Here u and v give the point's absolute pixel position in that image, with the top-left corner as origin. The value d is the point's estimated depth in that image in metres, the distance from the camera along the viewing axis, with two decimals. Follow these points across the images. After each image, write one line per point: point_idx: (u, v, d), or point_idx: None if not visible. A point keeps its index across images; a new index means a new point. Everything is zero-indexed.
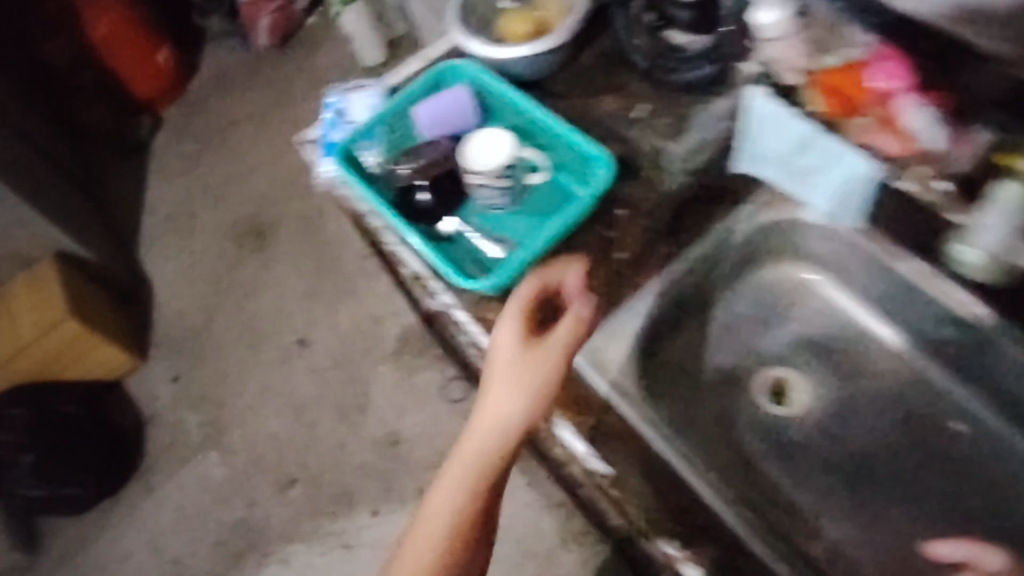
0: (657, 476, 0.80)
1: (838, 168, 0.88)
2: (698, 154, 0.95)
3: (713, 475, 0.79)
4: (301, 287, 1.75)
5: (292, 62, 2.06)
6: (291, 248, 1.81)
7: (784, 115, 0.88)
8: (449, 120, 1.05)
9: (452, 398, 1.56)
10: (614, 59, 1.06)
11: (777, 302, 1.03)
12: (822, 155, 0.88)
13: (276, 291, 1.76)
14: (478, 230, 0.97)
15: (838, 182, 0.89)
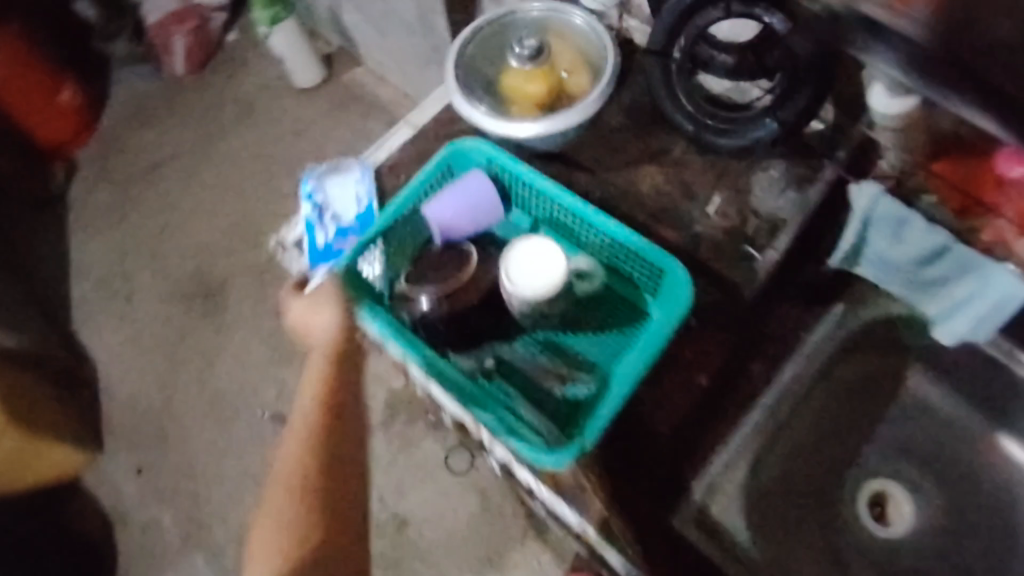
0: None
1: (987, 286, 0.73)
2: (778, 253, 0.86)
3: None
4: (265, 352, 1.56)
5: (216, 86, 1.81)
6: (246, 306, 1.61)
7: (908, 219, 0.75)
8: (463, 216, 0.89)
9: (456, 468, 1.42)
10: (652, 127, 0.94)
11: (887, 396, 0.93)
12: (956, 268, 0.75)
13: (237, 359, 1.57)
14: (529, 359, 0.85)
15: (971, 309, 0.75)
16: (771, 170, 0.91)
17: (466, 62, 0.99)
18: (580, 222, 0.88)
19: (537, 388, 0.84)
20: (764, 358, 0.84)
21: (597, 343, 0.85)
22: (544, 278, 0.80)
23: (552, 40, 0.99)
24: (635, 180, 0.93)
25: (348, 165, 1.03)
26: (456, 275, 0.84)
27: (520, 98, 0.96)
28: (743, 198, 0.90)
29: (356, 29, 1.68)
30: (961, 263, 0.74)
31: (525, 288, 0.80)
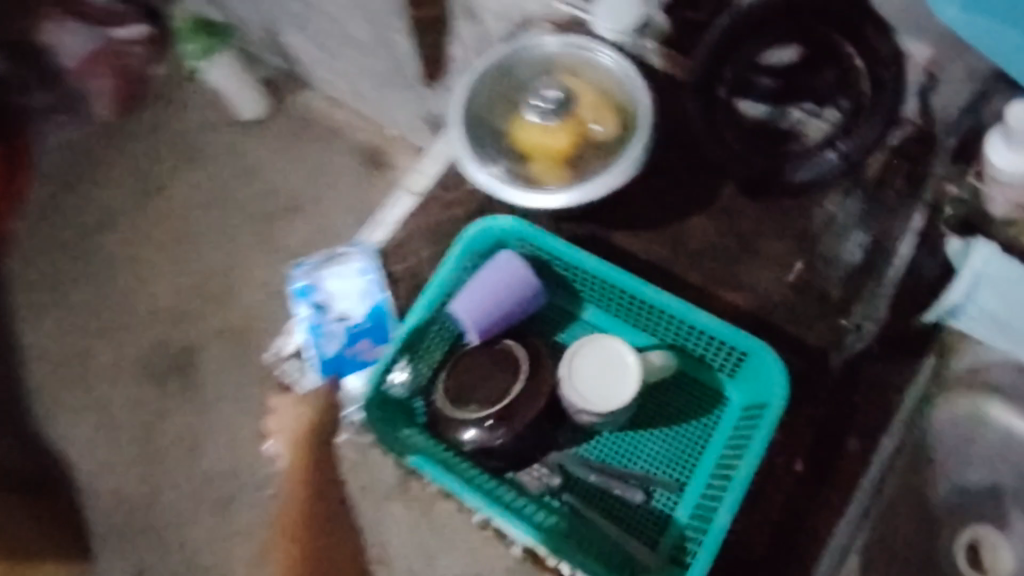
0: None
1: None
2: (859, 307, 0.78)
3: None
4: (255, 427, 1.40)
5: (147, 128, 1.60)
6: (226, 376, 1.43)
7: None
8: (501, 309, 0.77)
9: None
10: (689, 171, 0.84)
11: None
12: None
13: (224, 438, 1.40)
14: (601, 470, 0.74)
15: None
16: (838, 211, 0.80)
17: (473, 117, 0.86)
18: (641, 303, 0.77)
19: (617, 501, 0.75)
20: (859, 432, 0.76)
21: (677, 439, 0.76)
22: (617, 387, 0.70)
23: (566, 81, 0.86)
24: (683, 234, 0.83)
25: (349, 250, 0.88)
26: (509, 385, 0.73)
27: (537, 153, 0.84)
28: (811, 245, 0.81)
29: (300, 51, 1.51)
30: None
31: (597, 398, 0.70)
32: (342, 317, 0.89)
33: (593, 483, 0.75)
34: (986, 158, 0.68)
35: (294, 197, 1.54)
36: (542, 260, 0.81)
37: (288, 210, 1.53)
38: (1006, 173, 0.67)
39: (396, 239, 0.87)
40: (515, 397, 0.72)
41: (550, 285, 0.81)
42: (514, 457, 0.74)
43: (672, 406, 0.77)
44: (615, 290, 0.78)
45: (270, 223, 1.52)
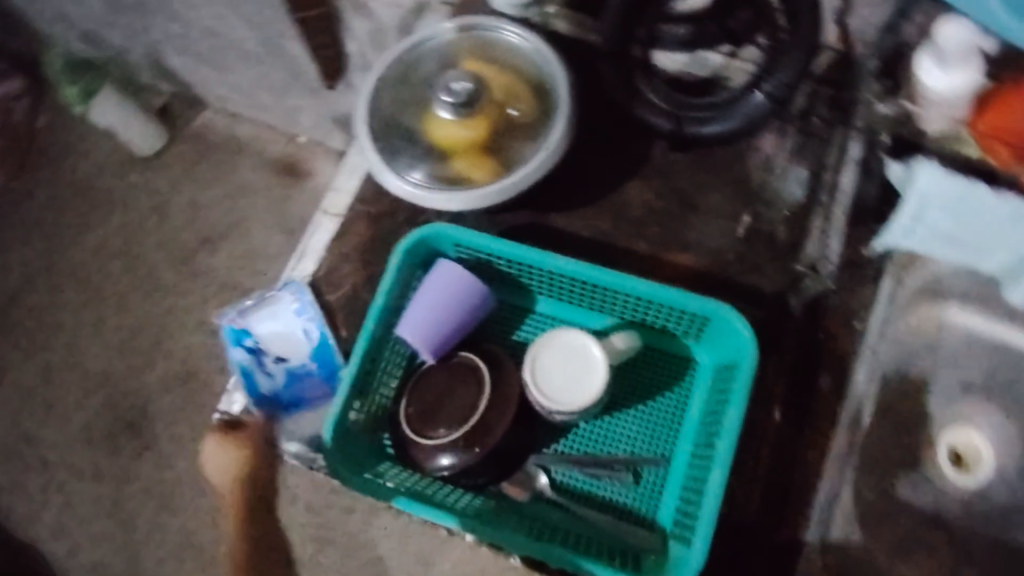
0: None
1: None
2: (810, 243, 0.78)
3: None
4: None
5: (42, 184, 1.50)
6: (180, 426, 1.37)
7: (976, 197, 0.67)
8: (450, 320, 0.74)
9: None
10: (614, 138, 0.82)
11: (920, 343, 0.86)
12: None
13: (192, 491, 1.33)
14: (583, 464, 0.73)
15: None
16: (768, 148, 0.81)
17: (383, 121, 0.81)
18: (594, 286, 0.74)
19: (606, 489, 0.73)
20: (832, 370, 0.75)
21: (654, 416, 0.74)
22: (582, 383, 0.67)
23: (474, 69, 0.81)
24: (621, 204, 0.81)
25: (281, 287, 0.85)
26: (473, 400, 0.70)
27: (456, 149, 0.80)
28: (748, 189, 0.80)
29: (190, 71, 1.42)
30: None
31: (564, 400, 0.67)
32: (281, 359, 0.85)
33: (580, 476, 0.73)
34: (919, 77, 0.70)
35: (213, 226, 1.46)
36: (485, 261, 0.77)
37: (210, 240, 1.45)
38: (939, 93, 0.69)
39: (325, 266, 0.83)
40: (482, 413, 0.69)
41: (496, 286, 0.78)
42: (494, 472, 0.71)
43: (643, 384, 0.75)
44: (564, 278, 0.75)
45: (193, 258, 1.44)
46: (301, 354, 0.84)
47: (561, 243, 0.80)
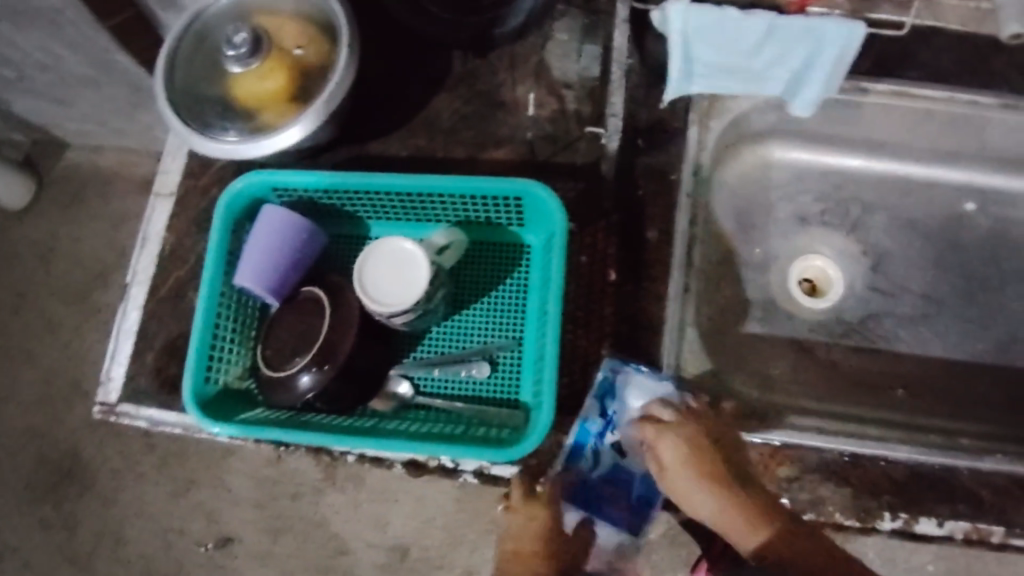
0: (844, 474, 0.72)
1: (820, 38, 0.69)
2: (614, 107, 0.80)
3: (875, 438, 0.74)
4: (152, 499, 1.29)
5: None
6: (97, 464, 1.32)
7: (723, 18, 0.69)
8: (282, 260, 0.76)
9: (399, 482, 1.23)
10: (412, 56, 0.84)
11: (759, 187, 0.89)
12: (791, 40, 0.70)
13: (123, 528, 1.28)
14: (438, 361, 0.76)
15: (832, 65, 0.70)
16: (557, 34, 0.84)
17: (188, 94, 0.82)
18: (413, 195, 0.77)
19: (467, 383, 0.76)
20: (657, 221, 0.78)
21: (498, 304, 0.78)
22: (401, 288, 0.70)
23: (261, 23, 0.83)
24: (432, 118, 0.83)
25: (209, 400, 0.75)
26: (318, 326, 0.74)
27: (258, 100, 0.82)
28: (546, 76, 0.83)
29: (34, 113, 1.38)
30: (797, 31, 0.69)
31: (391, 297, 0.70)
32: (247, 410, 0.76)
33: (439, 377, 0.77)
34: None
35: (95, 258, 1.44)
36: (308, 198, 0.80)
37: (102, 276, 1.43)
38: None
39: (168, 245, 0.85)
40: (325, 335, 0.72)
41: (328, 220, 0.81)
42: (356, 390, 0.74)
43: (480, 278, 0.78)
44: (383, 199, 0.78)
45: (88, 297, 1.42)
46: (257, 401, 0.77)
47: (382, 164, 0.83)
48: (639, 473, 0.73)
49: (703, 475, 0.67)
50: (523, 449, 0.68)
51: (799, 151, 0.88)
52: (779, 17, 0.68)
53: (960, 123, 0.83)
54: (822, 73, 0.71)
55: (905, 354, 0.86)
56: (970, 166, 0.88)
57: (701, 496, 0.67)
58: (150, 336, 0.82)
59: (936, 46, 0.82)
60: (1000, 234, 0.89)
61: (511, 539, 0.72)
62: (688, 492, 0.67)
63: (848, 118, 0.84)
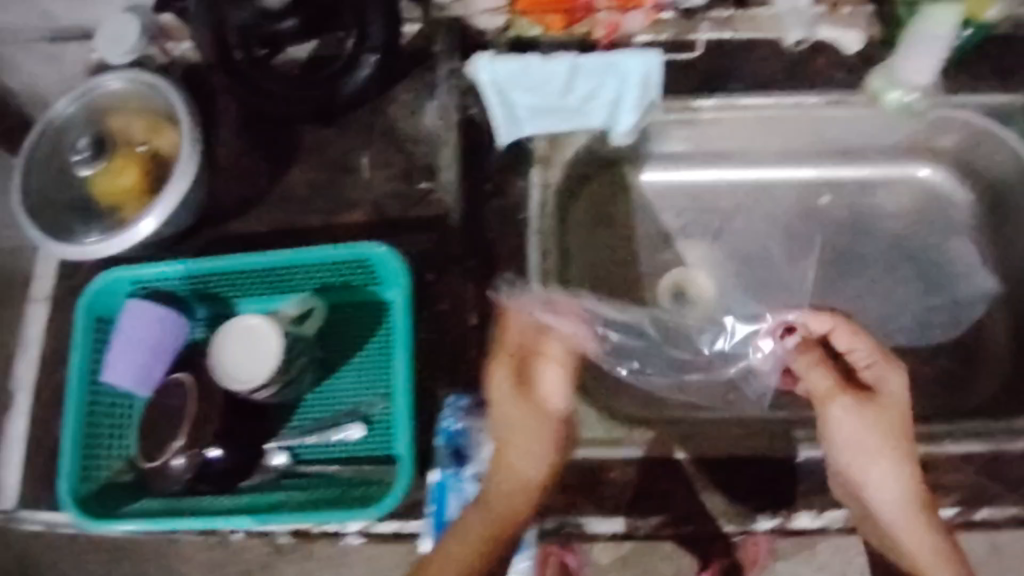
0: (719, 483, 0.72)
1: (623, 72, 0.71)
2: (450, 157, 0.82)
3: (744, 444, 0.75)
4: None
5: None
6: None
7: (528, 66, 0.71)
8: (148, 353, 0.78)
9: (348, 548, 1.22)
10: (256, 133, 0.87)
11: (619, 211, 0.91)
12: (595, 78, 0.72)
13: None
14: (311, 428, 0.78)
15: (639, 94, 0.72)
16: (394, 95, 0.86)
17: (41, 201, 0.82)
18: (267, 269, 0.79)
19: (344, 445, 0.77)
20: (508, 261, 0.80)
21: (364, 365, 0.79)
22: (252, 369, 0.72)
23: (111, 121, 0.84)
24: (285, 191, 0.85)
25: (90, 499, 0.76)
26: (184, 411, 0.75)
27: (115, 195, 0.82)
28: (394, 136, 0.85)
29: None
30: (599, 69, 0.71)
31: (243, 375, 0.72)
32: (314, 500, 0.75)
33: (313, 444, 0.78)
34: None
35: None
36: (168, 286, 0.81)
37: None
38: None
39: (46, 349, 0.86)
40: (192, 419, 0.73)
41: (192, 304, 0.82)
42: (231, 469, 0.75)
43: (346, 341, 0.80)
44: (238, 278, 0.80)
45: None
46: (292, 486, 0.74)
47: (242, 243, 0.84)
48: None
49: (893, 449, 0.71)
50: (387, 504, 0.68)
51: (657, 171, 0.91)
52: (578, 55, 0.71)
53: (794, 124, 0.86)
54: (634, 102, 0.73)
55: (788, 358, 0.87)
56: (818, 163, 0.91)
57: (902, 479, 0.70)
58: (35, 444, 0.83)
59: (757, 55, 0.85)
60: (857, 223, 0.91)
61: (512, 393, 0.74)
62: (886, 433, 0.71)
63: (687, 135, 0.87)
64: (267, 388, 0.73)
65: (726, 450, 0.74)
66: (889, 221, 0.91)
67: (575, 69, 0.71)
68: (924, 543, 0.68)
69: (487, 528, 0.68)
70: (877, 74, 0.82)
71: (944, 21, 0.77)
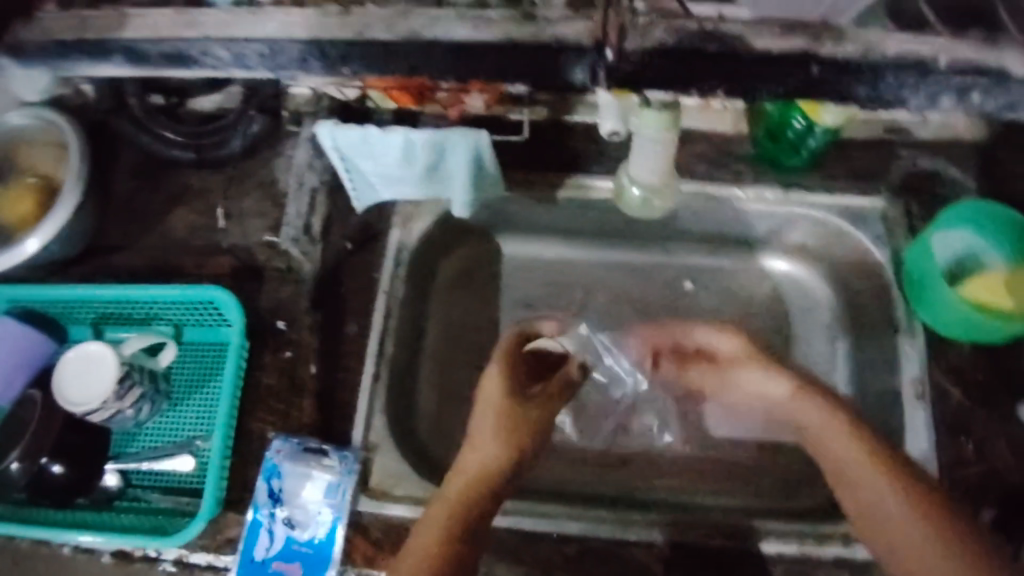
0: (520, 555, 0.74)
1: (456, 150, 0.76)
2: (314, 211, 0.86)
3: (554, 517, 0.76)
4: None
5: None
6: None
7: (367, 137, 0.74)
8: (12, 368, 0.83)
9: None
10: (148, 172, 0.92)
11: (485, 279, 0.93)
12: (429, 154, 0.77)
13: None
14: (146, 455, 0.83)
15: (470, 170, 0.78)
16: (279, 150, 0.91)
17: None
18: (126, 303, 0.85)
19: (171, 475, 0.82)
20: (357, 316, 0.84)
21: (202, 401, 0.84)
22: (87, 395, 0.77)
23: (20, 155, 0.91)
24: (163, 230, 0.89)
25: None
26: (26, 425, 0.80)
27: (11, 219, 0.88)
28: (271, 189, 0.89)
29: None
30: (430, 145, 0.75)
31: (79, 400, 0.77)
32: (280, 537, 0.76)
33: (146, 470, 0.83)
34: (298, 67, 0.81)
35: None
36: (40, 308, 0.87)
37: None
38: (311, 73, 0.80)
39: None
40: (33, 433, 0.79)
41: (62, 326, 0.88)
42: (68, 482, 0.80)
43: (189, 377, 0.85)
44: (101, 306, 0.86)
45: None
46: (266, 532, 0.76)
47: (119, 274, 0.88)
48: (317, 538, 0.75)
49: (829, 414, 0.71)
50: (185, 533, 0.74)
51: (524, 243, 0.94)
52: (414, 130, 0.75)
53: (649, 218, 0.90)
54: (466, 176, 0.79)
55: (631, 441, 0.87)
56: (683, 249, 0.93)
57: (849, 443, 0.69)
58: None
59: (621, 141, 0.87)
60: (718, 312, 0.91)
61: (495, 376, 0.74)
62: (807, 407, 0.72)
63: (550, 214, 0.90)
64: (103, 414, 0.78)
65: (536, 524, 0.75)
66: (752, 313, 0.91)
67: (410, 145, 0.75)
68: (910, 515, 0.64)
69: (432, 534, 0.62)
70: (625, 165, 0.78)
71: (649, 123, 0.68)
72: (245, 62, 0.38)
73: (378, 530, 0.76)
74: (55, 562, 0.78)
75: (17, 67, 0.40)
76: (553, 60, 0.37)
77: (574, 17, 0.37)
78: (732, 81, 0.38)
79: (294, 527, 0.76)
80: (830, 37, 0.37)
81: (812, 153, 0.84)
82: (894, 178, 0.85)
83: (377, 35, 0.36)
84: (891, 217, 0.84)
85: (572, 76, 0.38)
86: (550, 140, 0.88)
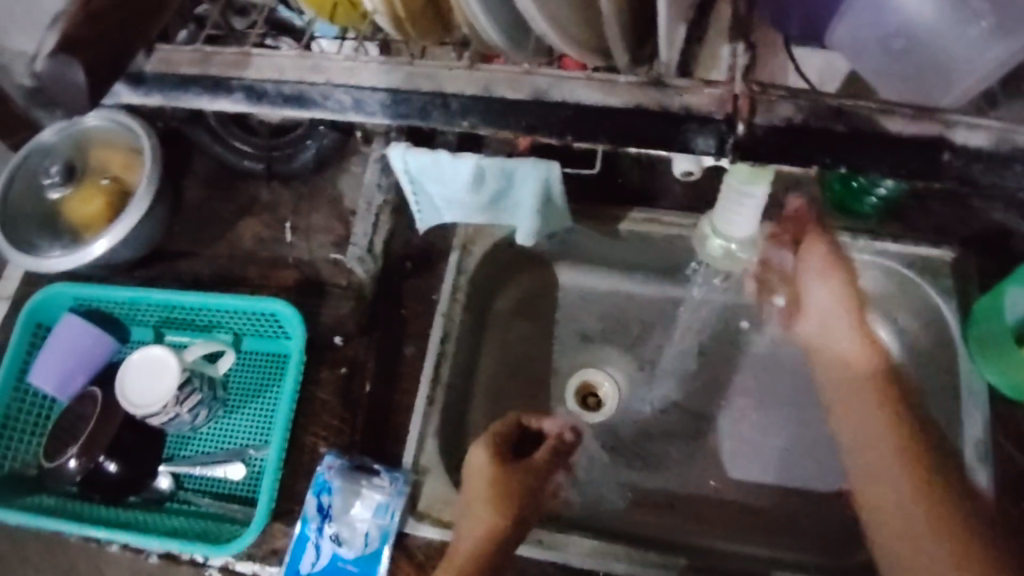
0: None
1: (525, 178, 0.75)
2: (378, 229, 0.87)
3: (599, 554, 0.75)
4: None
5: None
6: None
7: (437, 161, 0.74)
8: (76, 365, 0.85)
9: None
10: (217, 180, 0.94)
11: (539, 307, 0.93)
12: (497, 180, 0.76)
13: None
14: (199, 460, 0.83)
15: (537, 197, 0.77)
16: (344, 166, 0.92)
17: (11, 213, 0.90)
18: (188, 308, 0.86)
19: (223, 481, 0.82)
20: (414, 338, 0.85)
21: (257, 411, 0.85)
22: (150, 399, 0.78)
23: (93, 155, 0.93)
24: (227, 238, 0.91)
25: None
26: (85, 423, 0.81)
27: (82, 219, 0.90)
28: (338, 205, 0.90)
29: None
30: (500, 172, 0.75)
31: (140, 403, 0.78)
32: (329, 554, 0.77)
33: (197, 475, 0.83)
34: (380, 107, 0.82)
35: None
36: (105, 308, 0.89)
37: None
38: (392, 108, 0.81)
39: None
40: (91, 431, 0.80)
41: (123, 327, 0.90)
42: (122, 480, 0.81)
43: (245, 386, 0.86)
44: (164, 310, 0.87)
45: None
46: (316, 548, 0.77)
47: (183, 279, 0.90)
48: (363, 558, 0.76)
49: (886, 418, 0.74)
50: (242, 541, 0.75)
51: (580, 272, 0.93)
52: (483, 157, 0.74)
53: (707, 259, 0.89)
54: (533, 204, 0.78)
55: (678, 480, 0.86)
56: (749, 293, 0.90)
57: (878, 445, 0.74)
58: None
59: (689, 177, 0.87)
60: (773, 353, 0.90)
61: (478, 454, 0.70)
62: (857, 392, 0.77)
63: (610, 247, 0.89)
64: (162, 418, 0.79)
65: (582, 558, 0.75)
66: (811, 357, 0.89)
67: (479, 170, 0.75)
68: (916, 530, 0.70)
69: None
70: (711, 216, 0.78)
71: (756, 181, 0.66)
72: (366, 107, 0.39)
73: (424, 552, 0.77)
74: (104, 559, 0.80)
75: (128, 95, 0.41)
76: (674, 129, 0.37)
77: (698, 87, 0.37)
78: (856, 162, 0.36)
79: (343, 546, 0.76)
80: (958, 126, 0.36)
81: (883, 201, 0.82)
82: (967, 232, 0.83)
83: (505, 93, 0.38)
84: (962, 272, 0.81)
85: (695, 147, 0.37)
86: (616, 173, 0.88)
